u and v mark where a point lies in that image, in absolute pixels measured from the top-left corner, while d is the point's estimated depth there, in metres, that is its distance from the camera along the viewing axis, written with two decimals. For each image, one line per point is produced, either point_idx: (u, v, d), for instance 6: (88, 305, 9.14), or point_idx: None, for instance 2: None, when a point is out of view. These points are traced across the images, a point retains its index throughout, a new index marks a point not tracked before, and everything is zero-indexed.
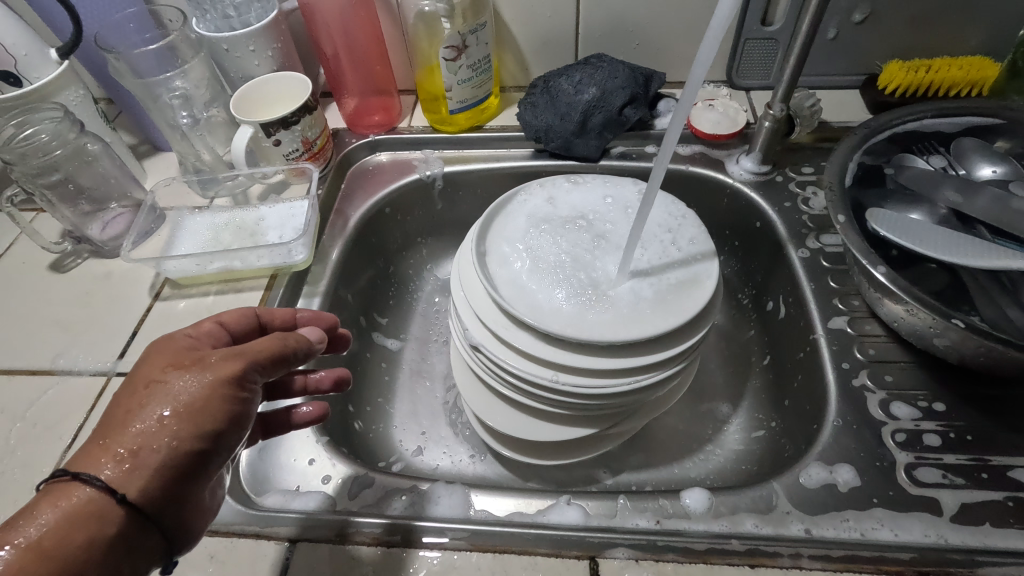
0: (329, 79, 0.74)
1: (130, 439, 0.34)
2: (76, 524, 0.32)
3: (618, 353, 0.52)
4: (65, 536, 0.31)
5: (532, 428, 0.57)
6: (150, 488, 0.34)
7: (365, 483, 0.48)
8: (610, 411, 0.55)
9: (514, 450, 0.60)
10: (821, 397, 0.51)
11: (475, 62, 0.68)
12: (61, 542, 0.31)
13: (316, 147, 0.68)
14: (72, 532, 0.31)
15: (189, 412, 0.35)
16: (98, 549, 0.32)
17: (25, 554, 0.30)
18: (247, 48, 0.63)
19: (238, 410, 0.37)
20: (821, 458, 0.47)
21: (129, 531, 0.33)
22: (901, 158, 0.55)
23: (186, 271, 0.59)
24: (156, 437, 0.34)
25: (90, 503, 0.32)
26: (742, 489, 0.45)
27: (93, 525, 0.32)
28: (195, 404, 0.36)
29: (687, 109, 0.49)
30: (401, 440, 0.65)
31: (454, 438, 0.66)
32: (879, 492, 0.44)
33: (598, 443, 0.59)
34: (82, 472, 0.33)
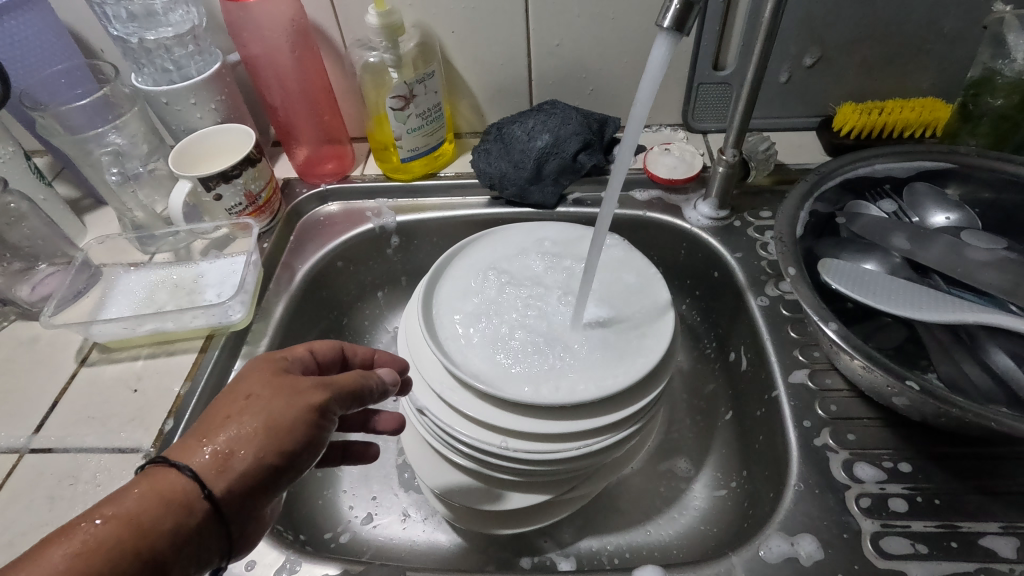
0: (277, 129, 0.72)
1: (221, 443, 0.34)
2: (164, 513, 0.31)
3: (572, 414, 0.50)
4: (154, 517, 0.30)
5: (484, 496, 0.54)
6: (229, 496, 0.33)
7: (293, 567, 0.44)
8: (567, 475, 0.52)
9: (469, 519, 0.56)
10: (782, 457, 0.49)
11: (425, 110, 0.67)
12: (151, 524, 0.30)
13: (260, 200, 0.65)
14: (161, 517, 0.31)
15: (274, 428, 0.35)
16: (173, 547, 0.31)
17: (120, 526, 0.29)
18: (188, 101, 0.62)
19: (317, 438, 0.36)
20: (782, 527, 0.44)
21: (206, 532, 0.32)
22: (854, 205, 0.54)
23: (114, 335, 0.56)
24: (248, 446, 0.34)
25: (181, 493, 0.32)
26: (698, 565, 0.42)
27: (177, 519, 0.31)
28: (280, 423, 0.35)
29: (631, 153, 0.47)
30: (350, 511, 0.61)
31: (406, 505, 0.62)
32: (844, 566, 0.41)
33: (556, 508, 0.55)
34: (180, 461, 0.33)
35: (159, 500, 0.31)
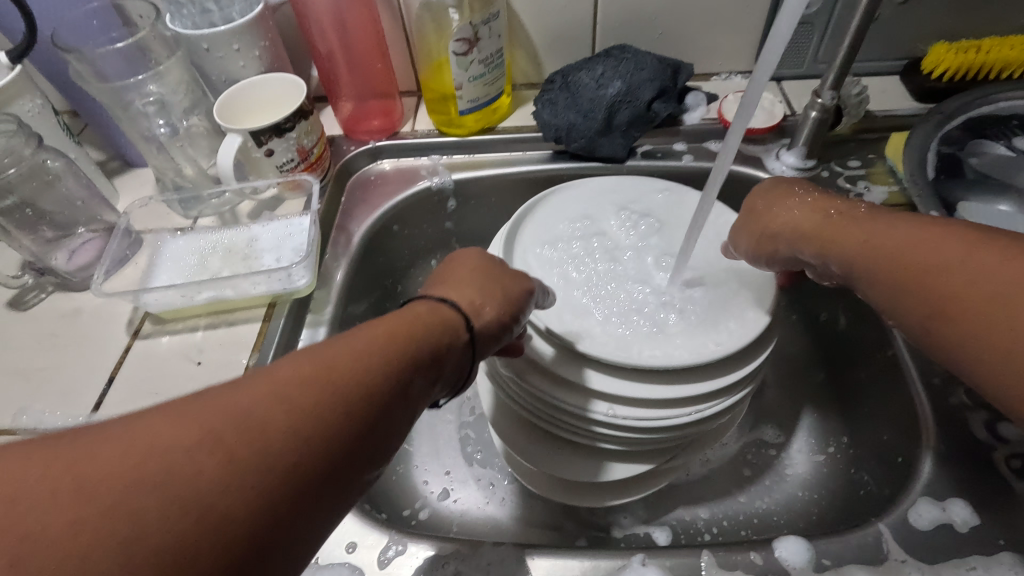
0: (322, 80, 0.66)
1: (346, 346, 0.29)
2: (304, 385, 0.26)
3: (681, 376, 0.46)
4: (290, 395, 0.26)
5: (582, 468, 0.50)
6: (364, 396, 0.27)
7: (398, 547, 0.41)
8: (668, 444, 0.49)
9: (557, 493, 0.52)
10: (911, 418, 0.45)
11: (487, 56, 0.61)
12: (288, 404, 0.25)
13: (313, 157, 0.60)
14: (298, 389, 0.26)
15: (397, 330, 0.31)
16: (306, 424, 0.25)
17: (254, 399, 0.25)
18: (231, 47, 0.56)
19: (434, 354, 0.32)
20: (928, 492, 0.40)
21: (344, 437, 0.26)
22: (977, 144, 0.48)
23: (169, 305, 0.51)
24: (374, 351, 0.29)
25: (309, 378, 0.26)
26: (843, 534, 0.39)
27: (313, 395, 0.26)
28: (402, 328, 0.31)
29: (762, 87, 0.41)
30: (424, 488, 0.57)
31: (484, 481, 0.58)
32: (1003, 531, 0.38)
33: (650, 479, 0.52)
34: (306, 354, 0.28)
35: (288, 386, 0.26)
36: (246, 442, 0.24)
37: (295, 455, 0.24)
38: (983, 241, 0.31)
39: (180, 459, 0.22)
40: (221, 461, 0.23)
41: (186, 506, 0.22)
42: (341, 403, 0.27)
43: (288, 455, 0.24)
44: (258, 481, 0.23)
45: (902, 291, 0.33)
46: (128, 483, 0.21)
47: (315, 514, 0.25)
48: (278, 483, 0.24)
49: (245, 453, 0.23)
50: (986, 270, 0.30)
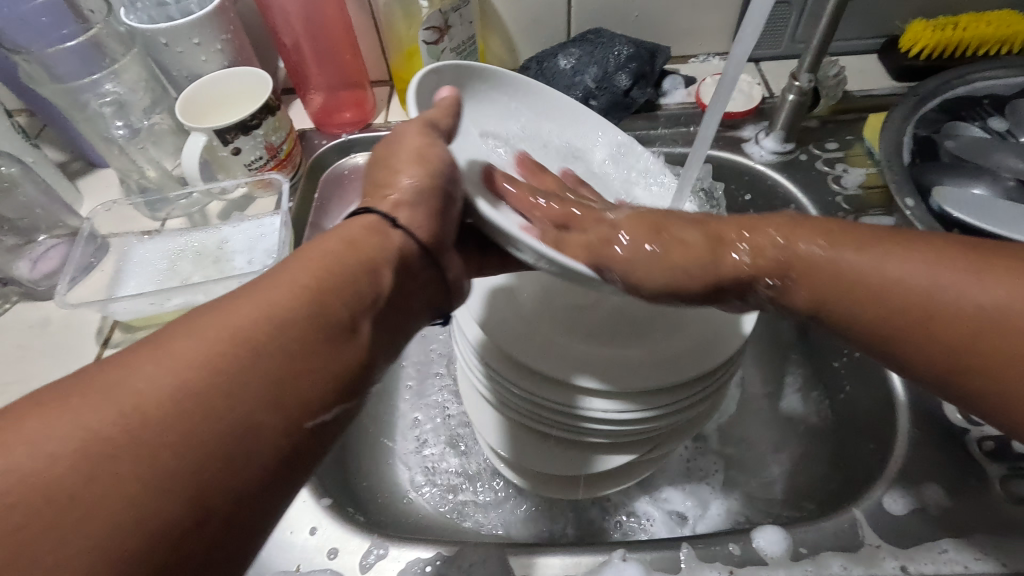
0: (290, 72, 0.64)
1: (273, 295, 0.26)
2: (223, 340, 0.24)
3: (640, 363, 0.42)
4: (235, 335, 0.24)
5: (552, 462, 0.47)
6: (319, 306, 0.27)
7: (379, 552, 0.40)
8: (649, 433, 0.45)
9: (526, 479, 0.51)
10: (887, 403, 0.46)
11: (459, 44, 0.59)
12: (247, 340, 0.24)
13: (282, 154, 0.58)
14: (204, 349, 0.23)
15: (325, 274, 0.28)
16: (214, 387, 0.23)
17: (195, 352, 0.23)
18: (191, 41, 0.53)
19: (383, 294, 0.30)
20: (902, 477, 0.41)
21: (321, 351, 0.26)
22: (951, 126, 0.48)
23: (140, 312, 0.50)
24: (320, 281, 0.28)
25: (257, 322, 0.25)
26: (820, 522, 0.39)
27: (226, 353, 0.24)
28: (332, 266, 0.29)
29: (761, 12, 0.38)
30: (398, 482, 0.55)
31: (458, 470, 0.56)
32: (974, 514, 0.39)
33: (624, 473, 0.50)
34: (232, 301, 0.26)
35: (218, 336, 0.24)
36: (204, 379, 0.23)
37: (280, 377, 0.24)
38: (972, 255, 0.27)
39: (175, 410, 0.22)
40: (155, 434, 0.21)
41: (184, 448, 0.21)
42: (310, 320, 0.26)
43: (273, 373, 0.24)
44: (174, 462, 0.21)
45: (914, 343, 0.28)
46: (69, 465, 0.20)
47: (281, 480, 0.24)
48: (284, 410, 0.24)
49: (160, 416, 0.21)
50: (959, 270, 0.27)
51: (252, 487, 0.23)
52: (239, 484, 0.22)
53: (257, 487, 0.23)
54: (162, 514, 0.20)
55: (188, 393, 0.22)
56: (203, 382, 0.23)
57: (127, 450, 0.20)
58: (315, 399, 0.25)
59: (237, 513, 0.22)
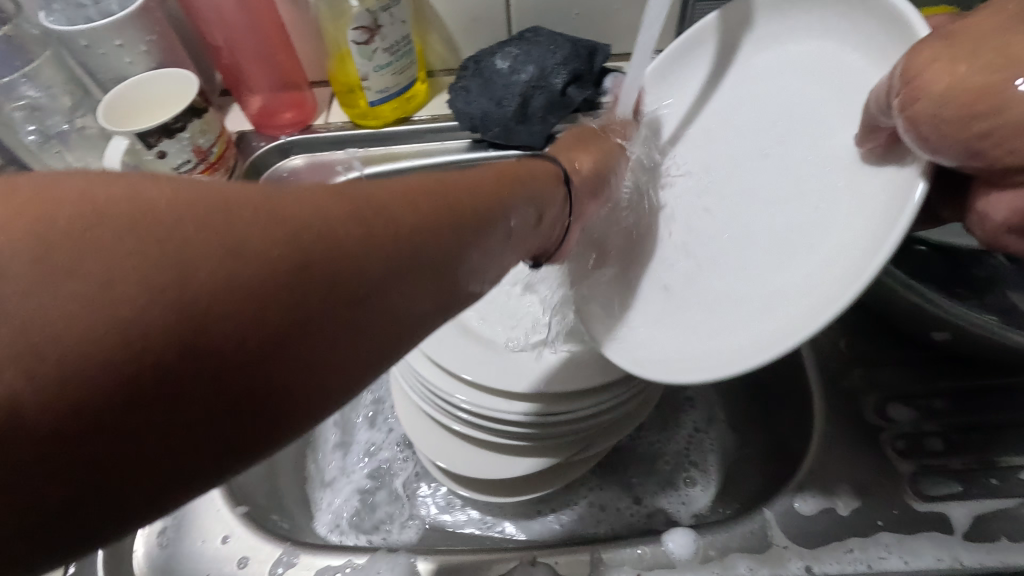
0: (225, 73, 0.63)
1: (252, 198, 0.19)
2: (124, 211, 0.17)
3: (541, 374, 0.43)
4: (175, 194, 0.18)
5: (481, 463, 0.47)
6: (363, 218, 0.21)
7: (289, 559, 0.40)
8: (563, 438, 0.45)
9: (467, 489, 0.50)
10: (807, 403, 0.46)
11: (392, 44, 0.59)
12: (154, 226, 0.17)
13: (212, 157, 0.57)
14: (100, 218, 0.17)
15: (271, 207, 0.20)
16: (139, 264, 0.17)
17: (101, 217, 0.17)
18: (112, 42, 0.53)
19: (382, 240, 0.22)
20: (815, 477, 0.41)
21: (255, 235, 0.19)
22: None
23: None
24: (228, 194, 0.19)
25: (174, 201, 0.18)
26: (731, 524, 0.39)
27: (129, 242, 0.17)
28: (285, 207, 0.20)
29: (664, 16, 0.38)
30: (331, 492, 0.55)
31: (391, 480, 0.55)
32: (882, 512, 0.39)
33: (561, 473, 0.50)
34: (199, 184, 0.19)
35: (147, 225, 0.17)
36: (121, 281, 0.16)
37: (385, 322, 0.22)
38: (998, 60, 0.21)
39: (22, 334, 0.15)
40: (64, 350, 0.15)
41: (157, 261, 0.17)
42: (233, 198, 0.19)
43: (391, 206, 0.23)
44: (98, 378, 0.16)
45: None
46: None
47: (224, 437, 0.18)
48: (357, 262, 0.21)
49: (61, 340, 0.15)
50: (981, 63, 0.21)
51: (161, 375, 0.16)
52: (136, 380, 0.16)
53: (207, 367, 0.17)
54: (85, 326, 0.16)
55: (134, 197, 0.18)
56: (175, 242, 0.17)
57: (45, 330, 0.15)
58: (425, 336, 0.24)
59: (248, 425, 0.18)
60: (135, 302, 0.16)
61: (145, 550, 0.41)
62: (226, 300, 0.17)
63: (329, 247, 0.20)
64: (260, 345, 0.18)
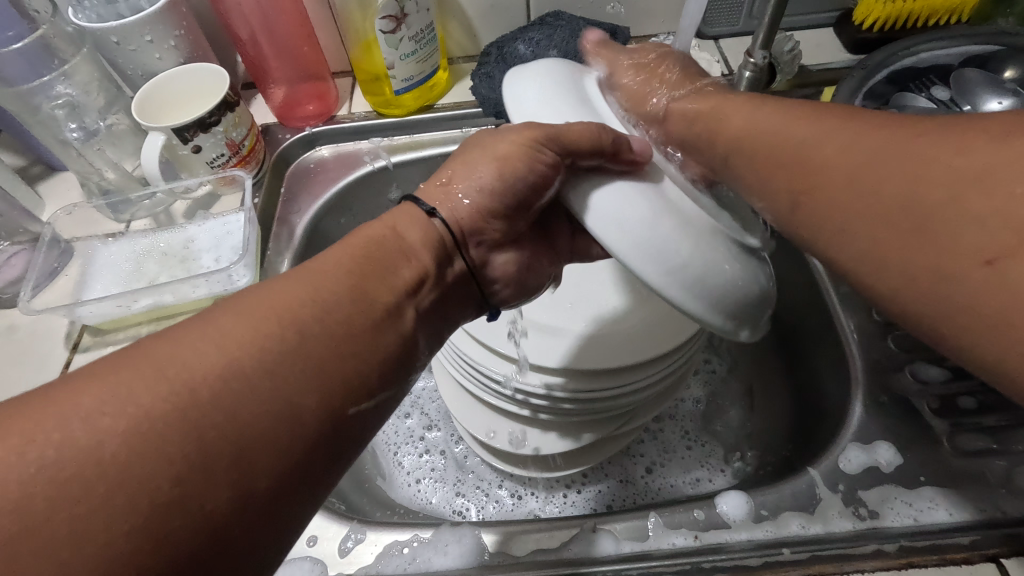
0: (248, 66, 0.64)
1: (282, 311, 0.27)
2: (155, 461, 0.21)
3: (591, 348, 0.44)
4: (165, 399, 0.23)
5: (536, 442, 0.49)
6: (260, 381, 0.24)
7: (357, 537, 0.41)
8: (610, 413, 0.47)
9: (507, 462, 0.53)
10: (842, 369, 0.47)
11: (417, 32, 0.59)
12: (171, 411, 0.22)
13: (244, 150, 0.58)
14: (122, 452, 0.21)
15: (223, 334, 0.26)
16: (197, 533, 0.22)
17: (121, 408, 0.22)
18: (143, 38, 0.53)
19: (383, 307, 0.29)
20: (857, 439, 0.43)
21: (245, 416, 0.24)
22: (899, 98, 0.49)
23: (107, 315, 0.50)
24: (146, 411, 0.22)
25: (194, 389, 0.23)
26: (780, 486, 0.41)
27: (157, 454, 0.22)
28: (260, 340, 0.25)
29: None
30: (405, 477, 0.56)
31: (453, 457, 0.57)
32: (924, 468, 0.41)
33: (612, 445, 0.52)
34: (85, 405, 0.22)
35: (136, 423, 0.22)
36: (146, 448, 0.21)
37: (330, 353, 0.26)
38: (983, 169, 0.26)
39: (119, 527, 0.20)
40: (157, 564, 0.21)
41: (141, 482, 0.21)
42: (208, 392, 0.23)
43: (227, 379, 0.24)
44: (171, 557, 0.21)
45: None
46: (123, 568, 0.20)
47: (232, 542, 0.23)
48: (291, 412, 0.25)
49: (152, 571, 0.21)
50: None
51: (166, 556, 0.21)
52: (196, 541, 0.22)
53: (216, 522, 0.22)
54: (124, 534, 0.20)
55: (114, 446, 0.21)
56: (144, 451, 0.21)
57: (206, 527, 0.22)
58: (363, 380, 0.27)
59: (263, 524, 0.24)
60: (162, 521, 0.21)
61: None
62: (214, 472, 0.22)
63: (195, 432, 0.22)
64: (262, 503, 0.24)
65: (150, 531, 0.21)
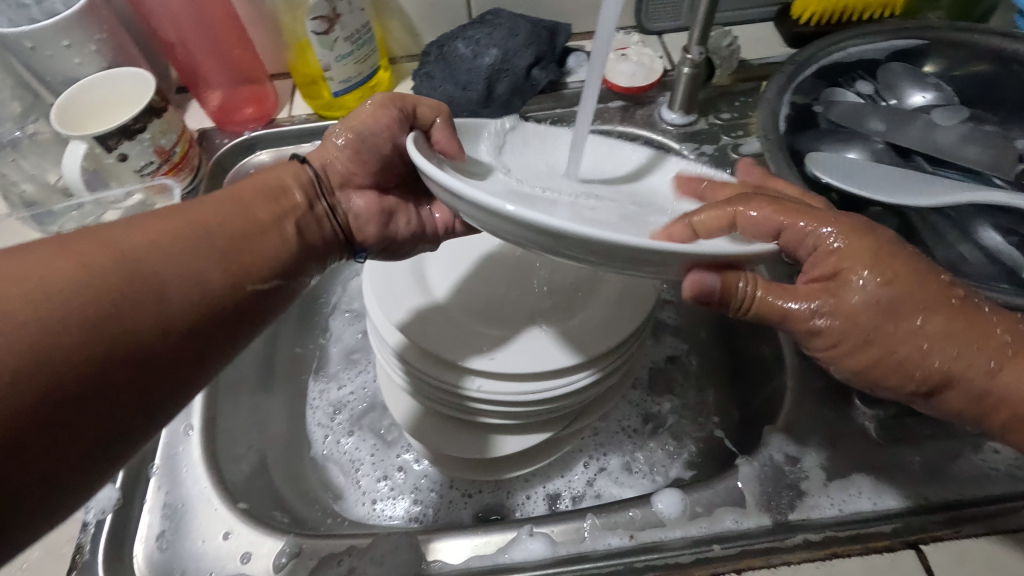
0: (179, 70, 0.62)
1: (181, 216, 0.32)
2: (216, 253, 0.32)
3: (530, 352, 0.43)
4: (171, 231, 0.31)
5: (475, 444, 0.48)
6: (229, 271, 0.32)
7: (292, 550, 0.41)
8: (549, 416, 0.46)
9: (451, 467, 0.52)
10: (780, 363, 0.48)
11: (352, 33, 0.58)
12: (167, 246, 0.30)
13: (175, 157, 0.56)
14: (205, 237, 0.32)
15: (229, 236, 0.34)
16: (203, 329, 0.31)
17: (137, 242, 0.29)
18: (60, 43, 0.51)
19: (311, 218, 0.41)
20: (790, 431, 0.43)
21: (124, 247, 0.29)
22: (829, 93, 0.50)
23: None
24: (169, 218, 0.32)
25: (135, 246, 0.29)
26: (714, 481, 0.41)
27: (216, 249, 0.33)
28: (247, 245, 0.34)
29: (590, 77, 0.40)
30: (360, 496, 0.55)
31: (412, 468, 0.56)
32: (854, 458, 0.41)
33: (555, 444, 0.51)
34: (136, 227, 0.30)
35: (174, 217, 0.32)
36: (91, 299, 0.26)
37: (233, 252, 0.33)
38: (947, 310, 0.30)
39: (103, 284, 0.27)
40: (141, 335, 0.28)
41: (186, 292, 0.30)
42: (180, 215, 0.32)
43: (181, 240, 0.31)
44: (65, 362, 0.25)
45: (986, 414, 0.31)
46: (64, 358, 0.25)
47: (189, 370, 0.30)
48: (199, 287, 0.31)
49: (91, 377, 0.26)
50: (943, 337, 0.30)
51: (91, 369, 0.26)
52: (35, 398, 0.24)
53: (74, 367, 0.25)
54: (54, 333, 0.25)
55: (94, 278, 0.27)
56: (165, 262, 0.30)
57: (138, 272, 0.28)
58: (260, 270, 0.34)
59: (139, 412, 0.28)
60: (126, 330, 0.27)
61: (144, 554, 0.41)
62: (95, 347, 0.26)
63: (230, 269, 0.33)
64: (177, 341, 0.29)
65: (102, 337, 0.26)
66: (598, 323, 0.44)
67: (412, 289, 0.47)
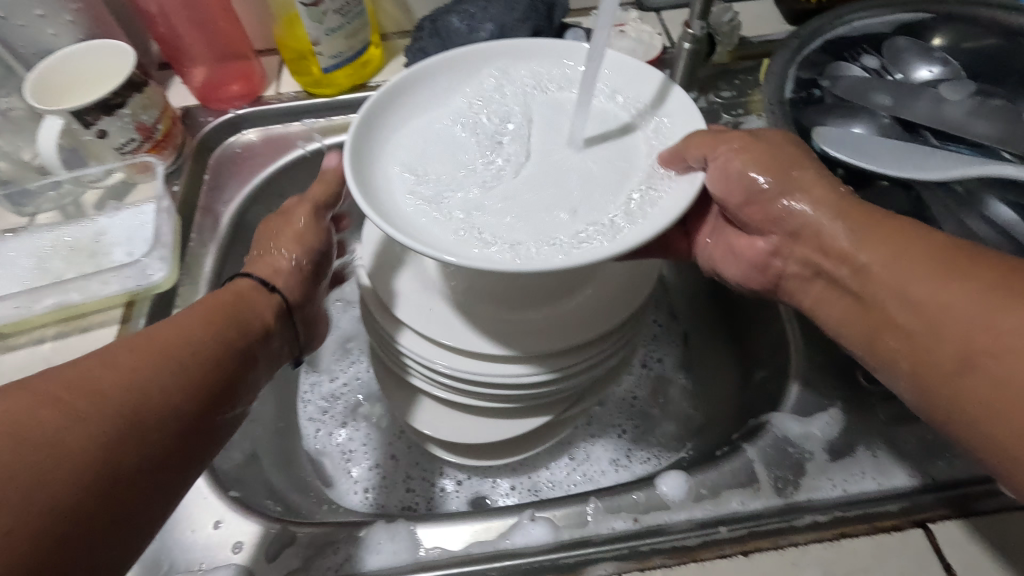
0: (162, 45, 0.59)
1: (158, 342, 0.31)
2: (204, 343, 0.33)
3: (535, 327, 0.42)
4: (163, 349, 0.31)
5: (480, 429, 0.47)
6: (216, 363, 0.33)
7: (286, 540, 0.39)
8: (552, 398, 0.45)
9: (451, 454, 0.51)
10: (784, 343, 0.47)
11: (342, 5, 0.55)
12: (150, 362, 0.30)
13: (158, 135, 0.54)
14: (197, 338, 0.33)
15: (216, 344, 0.33)
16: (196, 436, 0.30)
17: (143, 359, 0.30)
18: (32, 12, 0.49)
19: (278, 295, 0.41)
20: (795, 411, 0.43)
21: (138, 413, 0.28)
22: (834, 68, 0.49)
23: (7, 317, 0.46)
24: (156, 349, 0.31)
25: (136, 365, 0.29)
26: (719, 463, 0.41)
27: (215, 339, 0.34)
28: (225, 343, 0.34)
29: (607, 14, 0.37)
30: (353, 484, 0.54)
31: (407, 457, 0.56)
32: (860, 438, 0.41)
33: (554, 429, 0.51)
34: (134, 341, 0.30)
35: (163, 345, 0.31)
36: (85, 433, 0.26)
37: (212, 368, 0.32)
38: (943, 262, 0.30)
39: (101, 425, 0.26)
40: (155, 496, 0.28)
41: (164, 394, 0.29)
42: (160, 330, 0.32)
43: (167, 337, 0.31)
44: (82, 484, 0.25)
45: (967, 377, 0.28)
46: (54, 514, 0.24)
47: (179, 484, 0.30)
48: (167, 423, 0.29)
49: (101, 497, 0.26)
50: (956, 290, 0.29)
51: (75, 533, 0.24)
52: (42, 522, 0.23)
53: (81, 456, 0.25)
54: (48, 516, 0.24)
55: (91, 411, 0.26)
56: (155, 367, 0.30)
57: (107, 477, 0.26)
58: (231, 391, 0.33)
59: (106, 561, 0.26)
60: (120, 477, 0.27)
61: None
62: (106, 452, 0.26)
63: (216, 372, 0.33)
64: (143, 500, 0.27)
65: (98, 501, 0.25)
66: (604, 299, 0.43)
67: (404, 268, 0.45)
